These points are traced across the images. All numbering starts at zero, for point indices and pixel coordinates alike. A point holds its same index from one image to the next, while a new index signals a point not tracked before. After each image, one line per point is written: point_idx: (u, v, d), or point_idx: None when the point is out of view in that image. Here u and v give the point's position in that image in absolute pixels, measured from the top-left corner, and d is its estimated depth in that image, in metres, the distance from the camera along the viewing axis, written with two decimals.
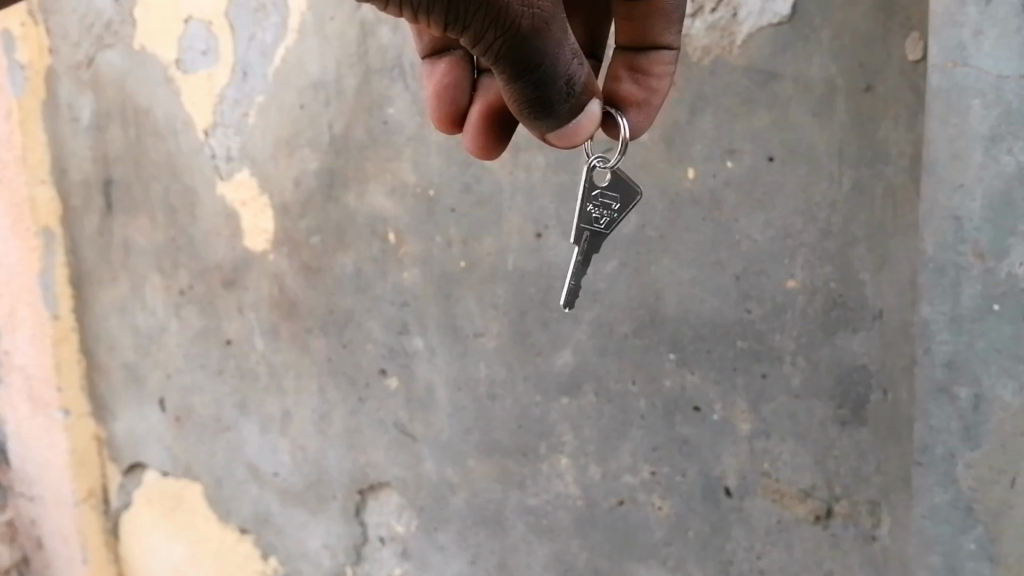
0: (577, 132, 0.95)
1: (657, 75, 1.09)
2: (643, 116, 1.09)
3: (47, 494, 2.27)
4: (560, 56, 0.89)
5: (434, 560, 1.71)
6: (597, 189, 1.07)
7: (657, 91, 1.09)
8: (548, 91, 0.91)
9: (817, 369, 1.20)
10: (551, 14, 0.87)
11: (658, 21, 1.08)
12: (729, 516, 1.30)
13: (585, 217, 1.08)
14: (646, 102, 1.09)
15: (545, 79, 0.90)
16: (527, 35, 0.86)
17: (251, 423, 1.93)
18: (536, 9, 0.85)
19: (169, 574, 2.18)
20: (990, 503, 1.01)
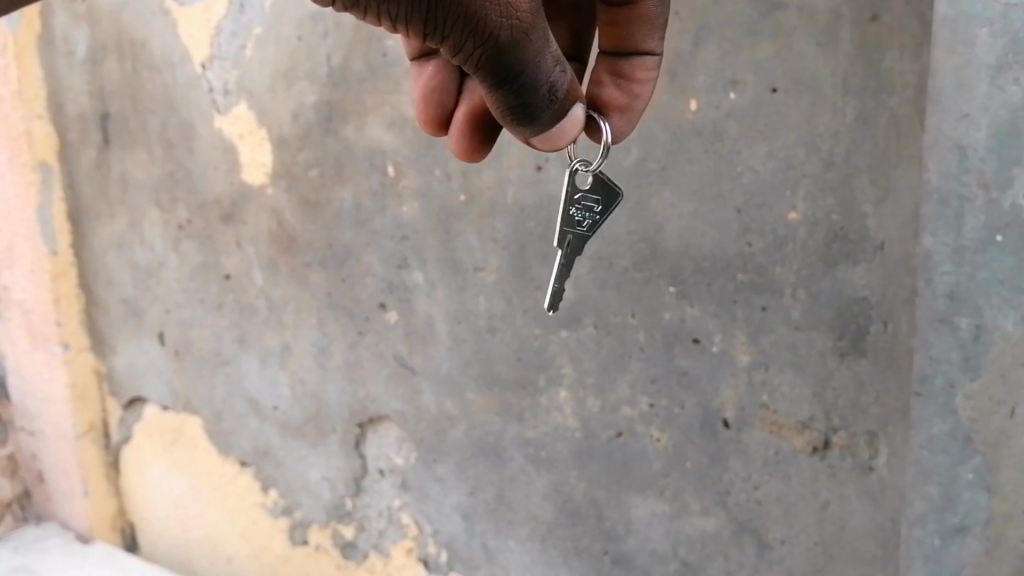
0: (560, 136, 0.90)
1: (641, 79, 1.05)
2: (626, 120, 1.04)
3: (48, 428, 2.29)
4: (542, 65, 0.85)
5: (433, 492, 1.73)
6: (579, 193, 1.04)
7: (640, 95, 1.05)
8: (530, 100, 0.86)
9: (818, 300, 1.19)
10: (531, 23, 0.82)
11: (642, 27, 1.04)
12: (726, 447, 1.31)
13: (568, 221, 1.05)
14: (629, 106, 1.04)
15: (526, 88, 0.85)
16: (506, 46, 0.81)
17: (251, 357, 1.93)
18: (517, 18, 0.81)
19: (170, 506, 2.21)
20: (988, 434, 1.02)
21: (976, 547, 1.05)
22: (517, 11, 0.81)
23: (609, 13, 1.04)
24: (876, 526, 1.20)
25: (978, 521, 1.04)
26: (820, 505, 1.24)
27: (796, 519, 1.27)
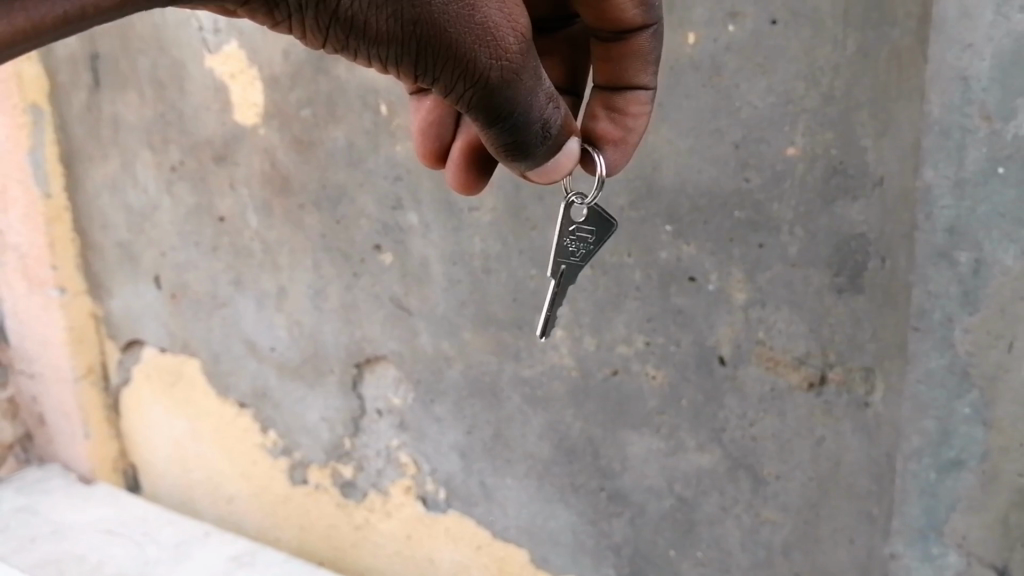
0: (556, 171, 0.86)
1: (634, 113, 0.95)
2: (619, 158, 0.95)
3: (47, 371, 2.30)
4: (535, 104, 0.81)
5: (431, 431, 1.74)
6: (573, 224, 1.00)
7: (634, 132, 0.95)
8: (524, 138, 0.82)
9: (816, 237, 1.17)
10: (523, 64, 0.78)
11: (634, 61, 0.93)
12: (722, 384, 1.31)
13: (561, 252, 1.01)
14: (622, 142, 0.95)
15: (520, 128, 0.81)
16: (497, 87, 0.78)
17: (247, 300, 1.92)
18: (509, 59, 0.77)
19: (170, 448, 2.22)
20: (986, 368, 1.01)
21: (972, 480, 1.06)
22: (508, 52, 0.77)
23: (602, 47, 0.94)
24: (871, 461, 1.20)
25: (975, 455, 1.05)
26: (815, 441, 1.25)
27: (791, 455, 1.27)
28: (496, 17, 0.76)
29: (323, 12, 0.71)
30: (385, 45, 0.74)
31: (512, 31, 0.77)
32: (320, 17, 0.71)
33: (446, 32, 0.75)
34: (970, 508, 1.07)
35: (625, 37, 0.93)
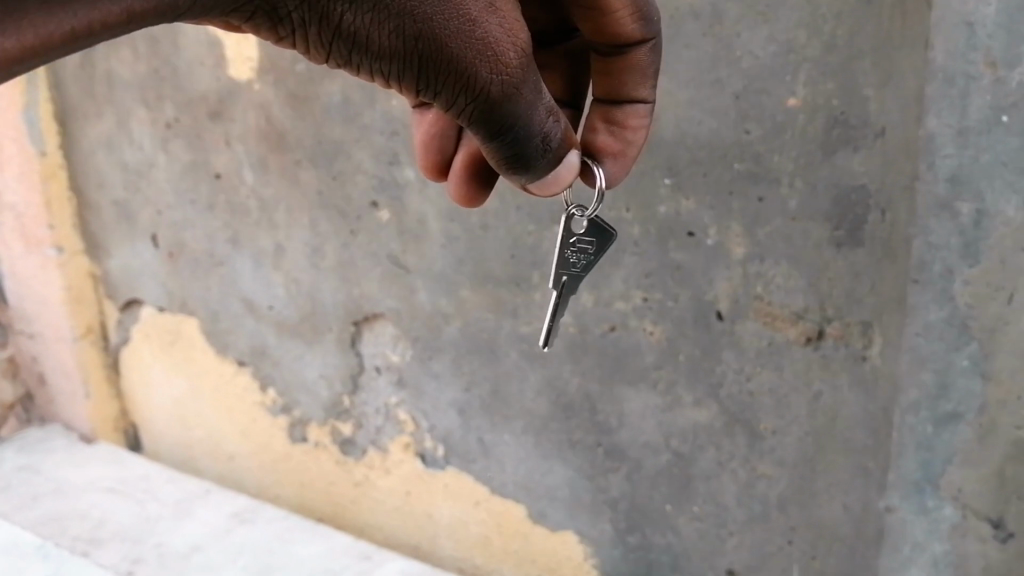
0: (556, 182, 0.89)
1: (634, 126, 0.98)
2: (618, 170, 0.99)
3: (46, 331, 2.29)
4: (534, 117, 0.84)
5: (429, 388, 1.74)
6: (574, 236, 1.02)
7: (634, 144, 0.99)
8: (525, 150, 0.86)
9: (816, 189, 1.16)
10: (521, 78, 0.82)
11: (635, 75, 0.97)
12: (719, 339, 1.30)
13: (562, 263, 1.03)
14: (622, 154, 0.99)
15: (520, 139, 0.85)
16: (497, 100, 0.82)
17: (244, 258, 1.91)
18: (507, 73, 0.82)
19: (170, 407, 2.23)
20: (986, 321, 1.00)
21: (968, 434, 1.05)
22: (506, 66, 0.81)
23: (602, 61, 0.98)
24: (868, 415, 1.20)
25: (972, 408, 1.04)
26: (812, 395, 1.24)
27: (788, 409, 1.27)
28: (495, 32, 0.81)
29: (328, 29, 0.77)
30: (389, 60, 0.79)
31: (511, 46, 0.81)
32: (325, 33, 0.77)
33: (446, 47, 0.79)
34: (966, 462, 1.06)
35: (624, 52, 0.96)
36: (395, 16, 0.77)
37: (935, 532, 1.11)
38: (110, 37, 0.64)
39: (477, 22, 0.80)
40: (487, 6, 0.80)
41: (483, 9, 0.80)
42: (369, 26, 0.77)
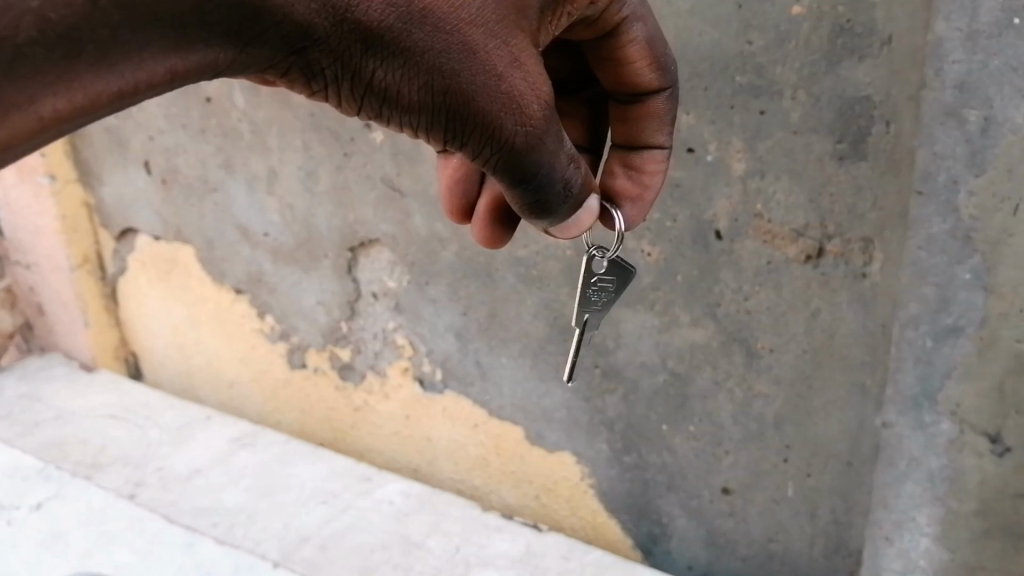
0: (576, 225, 0.91)
1: (651, 171, 1.03)
2: (637, 212, 1.03)
3: (43, 260, 2.27)
4: (557, 165, 0.84)
5: (426, 314, 1.73)
6: (595, 276, 1.08)
7: (652, 187, 1.03)
8: (546, 196, 0.86)
9: (818, 102, 1.12)
10: (546, 129, 0.81)
11: (651, 121, 1.01)
12: (718, 259, 1.28)
13: (584, 302, 1.09)
14: (640, 196, 1.03)
15: (543, 187, 0.85)
16: (522, 152, 0.81)
17: (238, 183, 1.88)
18: (532, 128, 0.80)
19: (169, 337, 2.22)
20: (989, 233, 0.98)
21: (968, 348, 1.04)
22: (530, 118, 0.79)
23: (620, 109, 1.03)
24: (866, 332, 1.19)
25: (973, 321, 1.03)
26: (810, 313, 1.23)
27: (786, 327, 1.25)
28: (521, 87, 0.78)
29: (358, 84, 0.74)
30: (416, 112, 0.77)
31: (536, 99, 0.79)
32: (355, 87, 0.75)
33: (473, 102, 0.77)
34: (965, 376, 1.05)
35: (642, 100, 1.01)
36: (424, 72, 0.74)
37: (931, 447, 1.11)
38: (157, 93, 0.68)
39: (503, 74, 0.77)
40: (511, 58, 0.77)
41: (509, 61, 0.77)
42: (399, 81, 0.74)
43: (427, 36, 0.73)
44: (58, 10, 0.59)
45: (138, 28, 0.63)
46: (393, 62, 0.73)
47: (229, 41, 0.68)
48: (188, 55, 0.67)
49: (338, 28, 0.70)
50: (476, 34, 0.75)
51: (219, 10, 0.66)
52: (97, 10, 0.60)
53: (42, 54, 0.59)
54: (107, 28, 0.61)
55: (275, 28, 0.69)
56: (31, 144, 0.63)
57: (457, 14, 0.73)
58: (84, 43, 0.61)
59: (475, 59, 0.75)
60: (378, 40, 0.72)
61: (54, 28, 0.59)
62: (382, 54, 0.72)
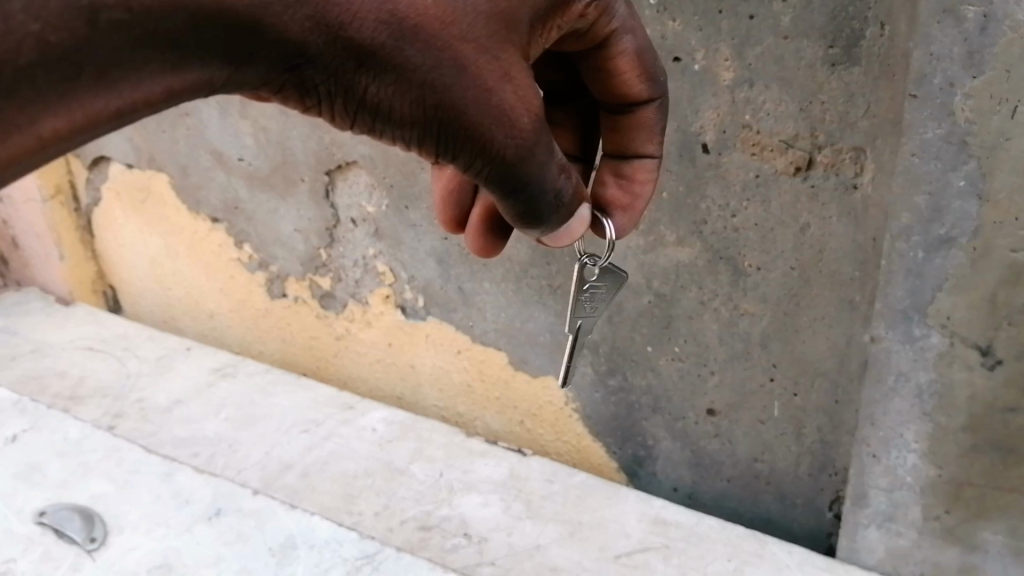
0: (567, 234, 0.90)
1: (642, 180, 1.00)
2: (627, 222, 1.02)
3: (13, 191, 2.18)
4: (547, 175, 0.81)
5: (407, 239, 1.68)
6: (587, 285, 1.05)
7: (643, 196, 1.01)
8: (538, 205, 0.84)
9: (811, 4, 1.07)
10: (537, 141, 0.78)
11: (640, 132, 0.98)
12: (705, 175, 1.23)
13: (575, 311, 1.07)
14: (630, 206, 1.02)
15: (534, 197, 0.83)
16: (513, 165, 0.79)
17: (209, 106, 1.82)
18: (523, 142, 0.77)
19: (147, 268, 2.17)
20: (985, 138, 0.94)
21: (961, 259, 1.01)
22: (521, 131, 0.77)
23: (610, 119, 1.00)
24: (856, 247, 1.16)
25: (966, 231, 0.99)
26: (799, 229, 1.19)
27: (774, 244, 1.22)
28: (510, 100, 0.76)
29: (350, 100, 0.73)
30: (407, 126, 0.75)
31: (527, 113, 0.77)
32: (348, 102, 0.73)
33: (463, 119, 0.74)
34: (956, 288, 1.03)
35: (631, 111, 0.98)
36: (415, 87, 0.72)
37: (921, 361, 1.08)
38: (157, 110, 0.67)
39: (493, 89, 0.74)
40: (502, 71, 0.75)
41: (500, 75, 0.75)
42: (391, 97, 0.73)
43: (420, 51, 0.71)
44: (59, 32, 0.58)
45: (137, 48, 0.62)
46: (387, 78, 0.71)
47: (223, 60, 0.67)
48: (184, 75, 0.66)
49: (330, 45, 0.69)
50: (468, 48, 0.73)
51: (215, 29, 0.65)
52: (98, 32, 0.60)
53: (45, 76, 0.59)
54: (109, 49, 0.61)
55: (269, 46, 0.68)
56: (34, 161, 0.63)
57: (450, 28, 0.71)
58: (84, 65, 0.60)
59: (466, 73, 0.73)
60: (370, 56, 0.70)
61: (52, 50, 0.58)
62: (375, 69, 0.71)
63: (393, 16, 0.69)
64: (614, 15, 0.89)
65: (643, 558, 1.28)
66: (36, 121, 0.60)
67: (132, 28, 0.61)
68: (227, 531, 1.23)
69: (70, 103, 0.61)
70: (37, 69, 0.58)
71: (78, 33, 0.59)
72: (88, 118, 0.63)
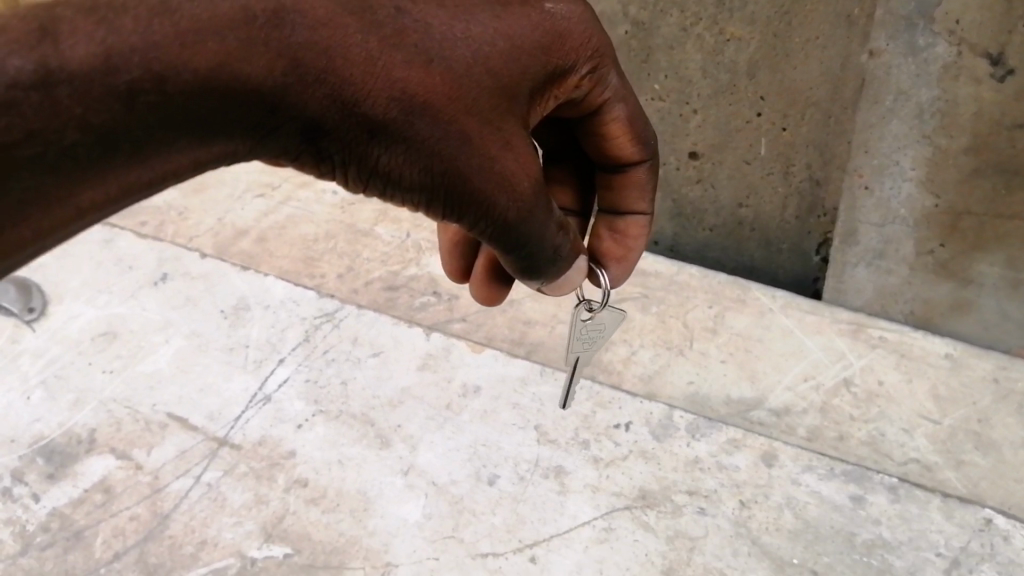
0: (566, 285, 0.70)
1: (634, 235, 0.80)
2: (622, 273, 0.82)
3: None
4: (549, 236, 0.63)
5: None
6: (586, 324, 0.81)
7: (638, 250, 0.81)
8: (536, 263, 0.65)
9: None
10: (540, 206, 0.60)
11: (631, 189, 0.78)
12: None
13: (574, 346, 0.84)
14: (626, 259, 0.81)
15: (533, 256, 0.64)
16: (515, 234, 0.61)
17: None
18: (529, 215, 0.60)
19: None
20: None
21: None
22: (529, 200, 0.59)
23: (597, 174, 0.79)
24: None
25: None
26: None
27: None
28: (516, 167, 0.58)
29: (354, 173, 0.56)
30: (410, 193, 0.57)
31: (537, 186, 0.59)
32: (350, 175, 0.57)
33: (469, 194, 0.57)
34: None
35: (620, 171, 0.77)
36: (427, 157, 0.55)
37: (923, 77, 0.97)
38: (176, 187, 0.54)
39: (501, 160, 0.57)
40: (510, 141, 0.57)
41: (508, 143, 0.57)
42: (402, 170, 0.56)
43: (433, 123, 0.54)
44: (98, 113, 0.46)
45: (166, 129, 0.49)
46: (399, 155, 0.55)
47: (236, 134, 0.52)
48: (208, 149, 0.52)
49: (335, 119, 0.53)
50: (481, 118, 0.56)
51: (233, 107, 0.50)
52: (133, 116, 0.47)
53: (69, 159, 0.47)
54: (140, 131, 0.48)
55: (283, 120, 0.52)
56: (34, 253, 0.51)
57: (461, 101, 0.55)
58: (119, 144, 0.48)
59: (474, 145, 0.56)
60: (383, 128, 0.53)
61: (90, 134, 0.46)
62: (388, 142, 0.54)
63: (406, 91, 0.53)
64: (604, 84, 0.68)
65: (621, 309, 1.16)
66: (58, 206, 0.48)
67: (169, 110, 0.48)
68: (173, 294, 1.16)
69: (94, 185, 0.49)
70: (68, 148, 0.46)
71: (114, 115, 0.46)
72: (106, 202, 0.50)
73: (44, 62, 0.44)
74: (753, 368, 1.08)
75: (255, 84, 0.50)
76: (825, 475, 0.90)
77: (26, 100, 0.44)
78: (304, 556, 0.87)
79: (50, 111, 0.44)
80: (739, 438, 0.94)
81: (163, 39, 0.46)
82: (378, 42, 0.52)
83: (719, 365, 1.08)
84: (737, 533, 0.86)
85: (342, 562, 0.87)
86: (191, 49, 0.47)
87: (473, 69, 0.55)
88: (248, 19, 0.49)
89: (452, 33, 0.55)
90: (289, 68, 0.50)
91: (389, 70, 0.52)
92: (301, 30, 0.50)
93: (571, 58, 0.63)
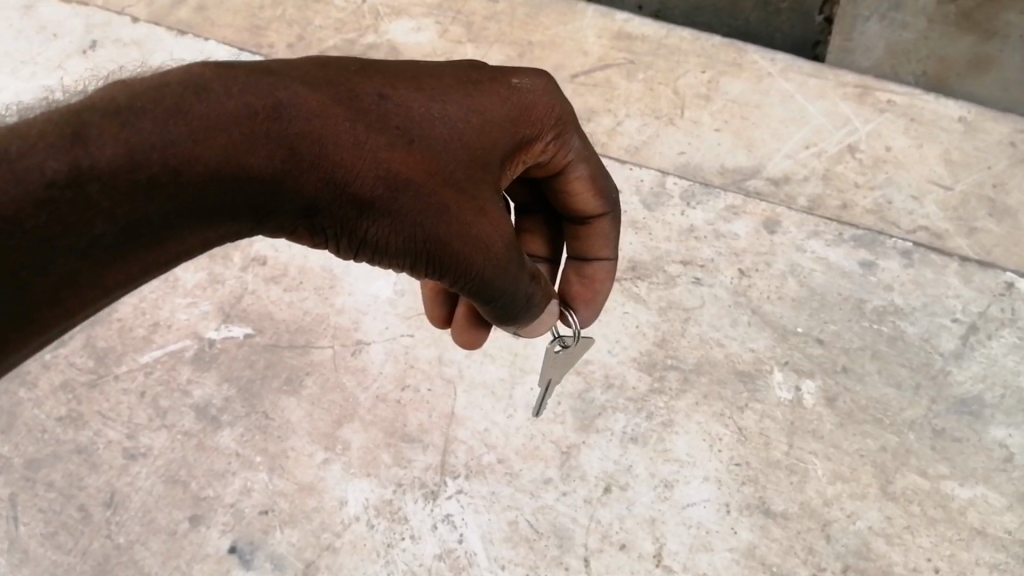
0: (536, 325, 0.58)
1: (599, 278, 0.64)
2: (590, 315, 0.65)
3: None
4: (527, 292, 0.53)
5: None
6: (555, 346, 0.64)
7: (604, 289, 0.64)
8: (510, 315, 0.54)
9: None
10: (516, 268, 0.51)
11: (588, 232, 0.62)
12: None
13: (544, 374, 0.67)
14: (594, 297, 0.65)
15: (509, 312, 0.54)
16: (491, 295, 0.51)
17: None
18: (503, 277, 0.50)
19: None
20: None
21: None
22: (507, 267, 0.50)
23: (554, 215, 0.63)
24: None
25: None
26: None
27: None
28: (492, 238, 0.48)
29: (342, 245, 0.48)
30: (389, 261, 0.49)
31: (513, 251, 0.50)
32: (337, 246, 0.48)
33: (449, 264, 0.48)
34: None
35: (581, 221, 0.62)
36: (407, 230, 0.47)
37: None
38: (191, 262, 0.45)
39: (477, 228, 0.48)
40: (484, 209, 0.48)
41: (485, 212, 0.48)
42: (386, 244, 0.47)
43: (418, 198, 0.46)
44: (123, 204, 0.38)
45: (182, 222, 0.41)
46: (386, 229, 0.47)
47: (238, 218, 0.44)
48: (218, 232, 0.43)
49: (325, 199, 0.45)
50: (463, 191, 0.47)
51: (232, 196, 0.42)
52: (155, 212, 0.39)
53: (96, 256, 0.39)
54: (160, 222, 0.40)
55: (277, 201, 0.44)
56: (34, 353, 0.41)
57: (442, 176, 0.46)
58: (141, 237, 0.40)
59: (453, 216, 0.47)
60: (372, 203, 0.45)
61: (120, 226, 0.39)
62: (377, 217, 0.46)
63: (391, 170, 0.45)
64: (569, 148, 0.55)
65: (605, 76, 0.98)
66: (71, 305, 0.40)
67: (188, 202, 0.40)
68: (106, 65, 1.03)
69: (106, 283, 0.40)
70: (94, 243, 0.38)
71: (138, 208, 0.39)
72: (113, 298, 0.42)
73: (77, 161, 0.37)
74: (750, 135, 0.93)
75: (256, 175, 0.42)
76: (834, 241, 0.84)
77: (61, 198, 0.37)
78: (267, 337, 0.80)
79: (82, 208, 0.37)
80: (739, 204, 0.87)
81: (176, 133, 0.39)
82: (365, 126, 0.45)
83: (713, 133, 0.93)
84: (736, 304, 0.80)
85: (309, 342, 0.80)
86: (205, 146, 0.40)
87: (452, 147, 0.47)
88: (251, 113, 0.42)
89: (429, 112, 0.47)
90: (284, 156, 0.43)
91: (373, 151, 0.45)
92: (298, 119, 0.43)
93: (536, 129, 0.52)
